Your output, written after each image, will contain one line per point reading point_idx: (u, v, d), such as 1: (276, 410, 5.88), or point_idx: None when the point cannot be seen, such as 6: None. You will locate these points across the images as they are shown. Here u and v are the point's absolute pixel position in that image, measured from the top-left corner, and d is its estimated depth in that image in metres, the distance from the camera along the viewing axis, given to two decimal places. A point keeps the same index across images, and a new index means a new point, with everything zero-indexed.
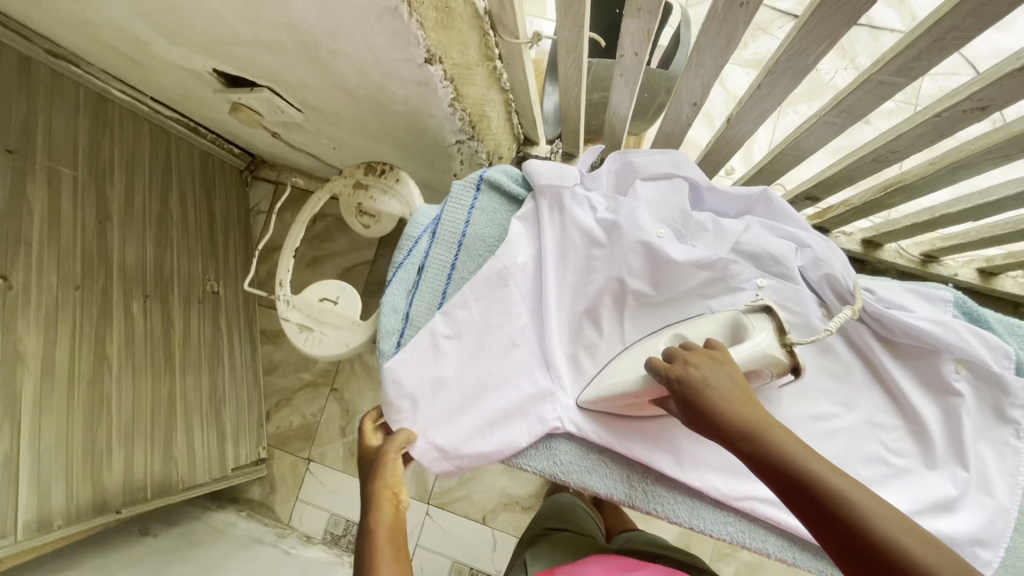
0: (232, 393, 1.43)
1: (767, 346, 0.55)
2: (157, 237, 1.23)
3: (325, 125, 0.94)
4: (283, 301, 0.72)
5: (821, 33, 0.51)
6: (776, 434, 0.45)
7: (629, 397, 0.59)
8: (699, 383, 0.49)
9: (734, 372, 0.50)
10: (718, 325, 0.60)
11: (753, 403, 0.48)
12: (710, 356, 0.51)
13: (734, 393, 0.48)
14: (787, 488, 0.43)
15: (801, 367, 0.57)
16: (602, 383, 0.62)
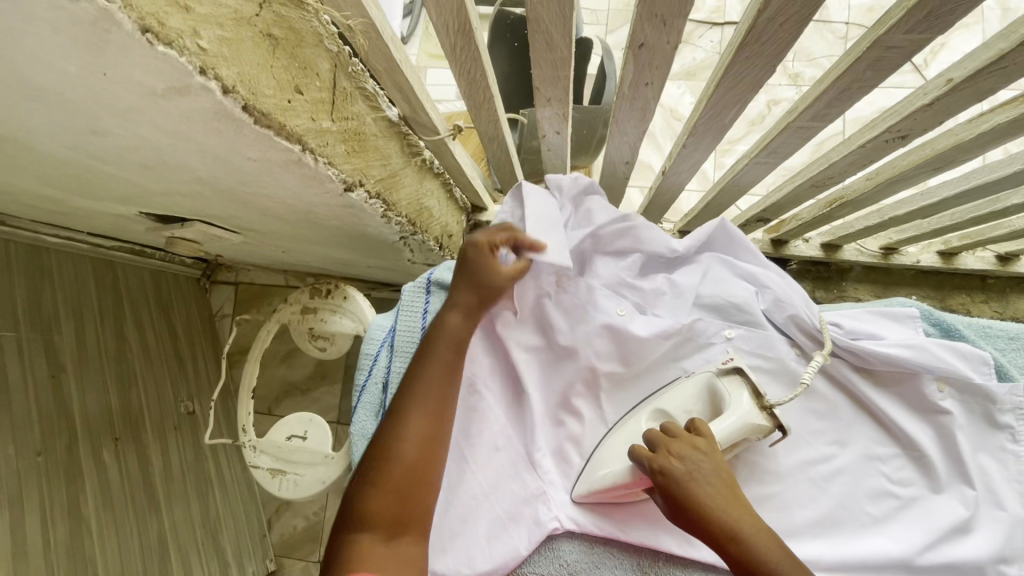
0: (227, 514, 1.36)
1: (749, 414, 0.55)
2: (117, 374, 1.19)
3: (267, 240, 0.92)
4: (249, 448, 0.69)
5: (730, 99, 0.51)
6: (760, 538, 0.45)
7: (620, 488, 0.57)
8: (684, 479, 0.48)
9: (718, 462, 0.49)
10: (696, 393, 0.59)
11: (737, 499, 0.47)
12: (693, 444, 0.50)
13: (719, 490, 0.47)
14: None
15: (785, 426, 0.56)
16: (592, 476, 0.59)
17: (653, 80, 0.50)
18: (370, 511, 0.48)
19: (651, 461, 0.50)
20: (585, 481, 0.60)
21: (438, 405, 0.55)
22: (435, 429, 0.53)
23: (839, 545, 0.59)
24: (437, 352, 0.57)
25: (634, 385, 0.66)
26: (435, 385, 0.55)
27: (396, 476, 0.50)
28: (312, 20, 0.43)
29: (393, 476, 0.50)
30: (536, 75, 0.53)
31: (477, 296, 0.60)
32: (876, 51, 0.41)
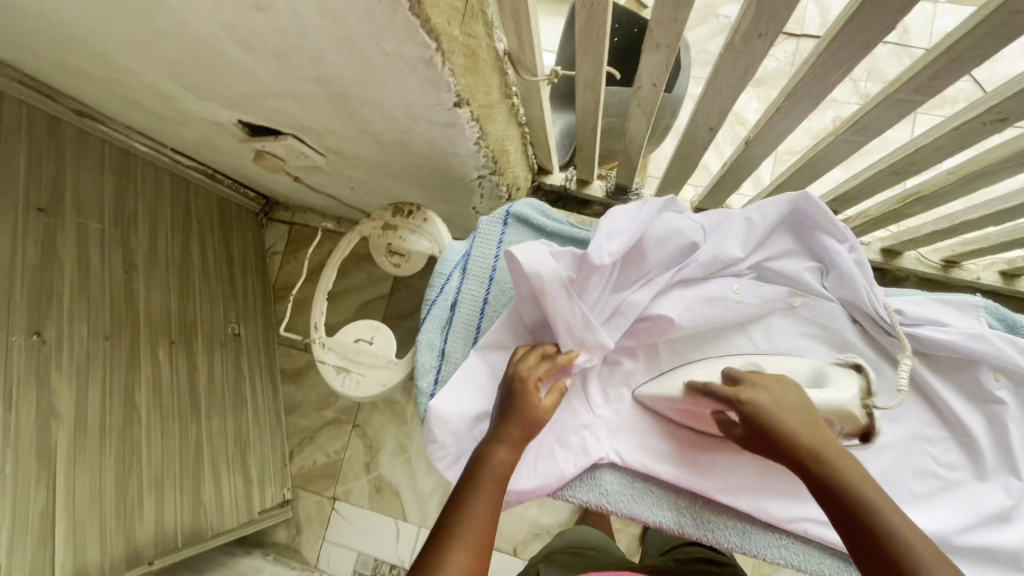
0: (256, 436, 1.42)
1: (848, 401, 0.54)
2: (179, 284, 1.25)
3: (347, 168, 0.96)
4: (318, 344, 0.73)
5: (839, 58, 0.53)
6: (847, 468, 0.47)
7: (684, 405, 0.60)
8: (771, 409, 0.51)
9: (804, 398, 0.52)
10: (802, 371, 0.59)
11: (828, 437, 0.49)
12: (774, 381, 0.54)
13: (805, 420, 0.50)
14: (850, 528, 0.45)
15: (873, 434, 0.56)
16: (661, 387, 0.62)
17: (767, 32, 0.53)
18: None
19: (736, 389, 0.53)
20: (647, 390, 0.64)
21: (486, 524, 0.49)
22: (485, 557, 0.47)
23: None
24: (484, 487, 0.51)
25: (687, 343, 0.66)
26: (482, 521, 0.49)
27: None
28: None
29: None
30: (654, 17, 0.55)
31: (522, 428, 0.55)
32: (1001, 14, 0.43)
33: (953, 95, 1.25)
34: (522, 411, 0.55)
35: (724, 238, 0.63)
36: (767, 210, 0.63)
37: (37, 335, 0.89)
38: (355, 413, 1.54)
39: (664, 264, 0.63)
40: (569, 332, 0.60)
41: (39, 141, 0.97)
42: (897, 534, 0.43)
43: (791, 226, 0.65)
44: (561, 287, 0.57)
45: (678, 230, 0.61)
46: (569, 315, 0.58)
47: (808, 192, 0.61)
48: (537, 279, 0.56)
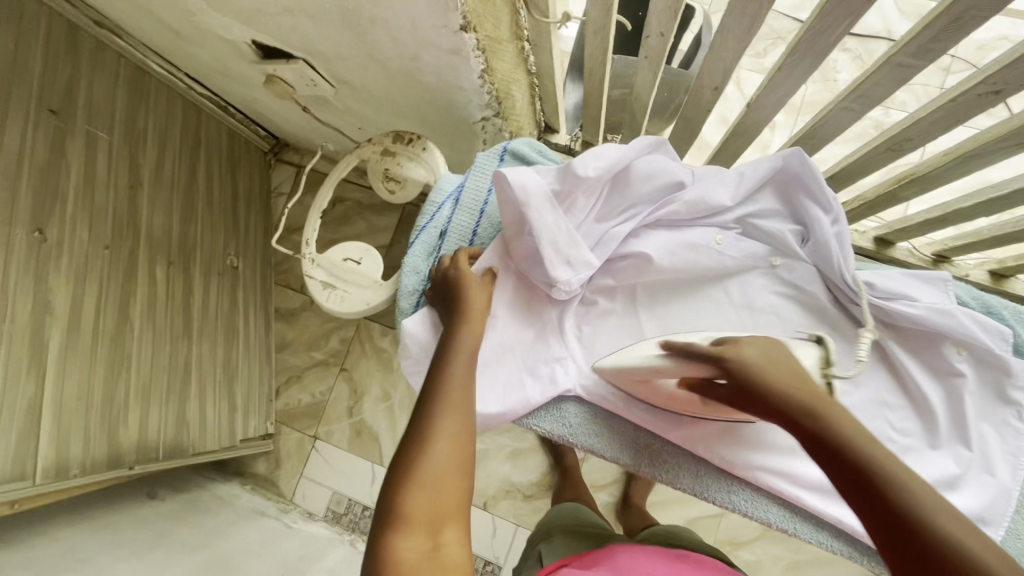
0: (244, 368, 1.45)
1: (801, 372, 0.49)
2: (182, 208, 1.27)
3: (355, 102, 0.97)
4: (308, 259, 0.74)
5: (841, 12, 0.53)
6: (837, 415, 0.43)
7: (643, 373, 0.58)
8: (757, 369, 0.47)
9: (790, 356, 0.49)
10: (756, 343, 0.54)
11: (816, 391, 0.45)
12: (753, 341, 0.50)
13: (793, 375, 0.46)
14: (851, 486, 0.40)
15: None
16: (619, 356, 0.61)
17: None
18: (408, 510, 0.44)
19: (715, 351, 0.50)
20: (613, 362, 0.61)
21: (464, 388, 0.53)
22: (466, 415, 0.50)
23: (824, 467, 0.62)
24: (455, 361, 0.55)
25: (667, 287, 0.68)
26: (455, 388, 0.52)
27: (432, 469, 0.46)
28: None
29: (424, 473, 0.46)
30: None
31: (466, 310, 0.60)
32: None
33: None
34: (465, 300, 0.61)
35: (712, 186, 0.65)
36: (759, 166, 0.64)
37: (39, 232, 0.91)
38: (343, 358, 1.57)
39: (651, 198, 0.65)
40: (556, 251, 0.62)
41: (55, 44, 0.98)
42: (903, 489, 0.38)
43: (779, 187, 0.67)
44: (547, 202, 0.60)
45: (667, 166, 0.63)
46: (554, 231, 0.61)
47: (800, 149, 0.62)
48: (524, 194, 0.59)
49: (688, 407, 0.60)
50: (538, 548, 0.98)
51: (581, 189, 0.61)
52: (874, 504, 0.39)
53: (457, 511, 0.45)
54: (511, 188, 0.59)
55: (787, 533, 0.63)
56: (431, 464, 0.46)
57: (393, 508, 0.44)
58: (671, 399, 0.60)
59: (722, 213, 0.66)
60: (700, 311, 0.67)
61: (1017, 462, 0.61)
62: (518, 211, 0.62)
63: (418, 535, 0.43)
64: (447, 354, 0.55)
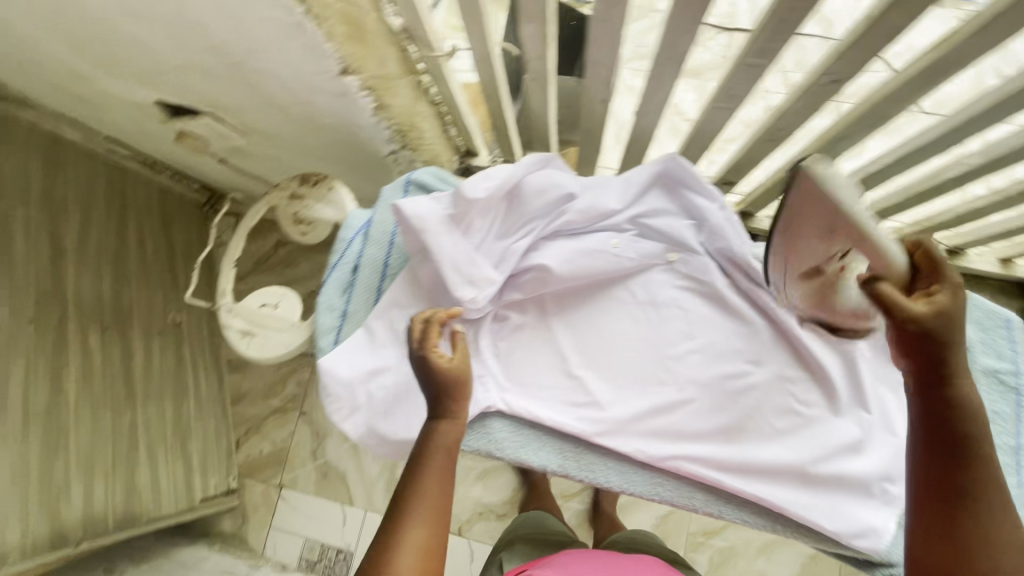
0: (198, 425, 1.42)
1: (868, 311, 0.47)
2: (114, 271, 1.25)
3: (269, 148, 0.98)
4: (224, 309, 0.75)
5: (683, 23, 0.57)
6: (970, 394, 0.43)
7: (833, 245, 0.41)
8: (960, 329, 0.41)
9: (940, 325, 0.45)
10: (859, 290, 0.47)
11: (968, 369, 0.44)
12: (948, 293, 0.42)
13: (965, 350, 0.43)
14: (946, 445, 0.44)
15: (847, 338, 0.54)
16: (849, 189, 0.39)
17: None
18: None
19: (929, 277, 0.41)
20: (810, 198, 0.40)
21: (439, 498, 0.52)
22: (440, 528, 0.51)
23: (739, 448, 0.65)
24: (433, 464, 0.53)
25: (573, 294, 0.71)
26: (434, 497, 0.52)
27: None
28: None
29: None
30: None
31: (451, 400, 0.55)
32: None
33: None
34: (450, 388, 0.55)
35: (602, 193, 0.69)
36: (640, 171, 0.69)
37: None
38: (301, 401, 1.55)
39: (545, 212, 0.68)
40: (457, 272, 0.64)
41: None
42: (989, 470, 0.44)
43: (665, 188, 0.71)
44: (443, 225, 0.63)
45: (557, 180, 0.67)
46: (453, 253, 0.63)
47: (674, 152, 0.66)
48: (421, 221, 0.62)
49: (796, 257, 0.47)
50: (501, 554, 0.98)
51: (476, 211, 0.64)
52: (952, 471, 0.44)
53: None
54: (412, 217, 0.62)
55: (713, 517, 0.65)
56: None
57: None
58: (795, 241, 0.45)
59: (614, 218, 0.70)
60: (604, 312, 0.70)
61: None
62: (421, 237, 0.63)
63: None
64: (426, 453, 0.54)
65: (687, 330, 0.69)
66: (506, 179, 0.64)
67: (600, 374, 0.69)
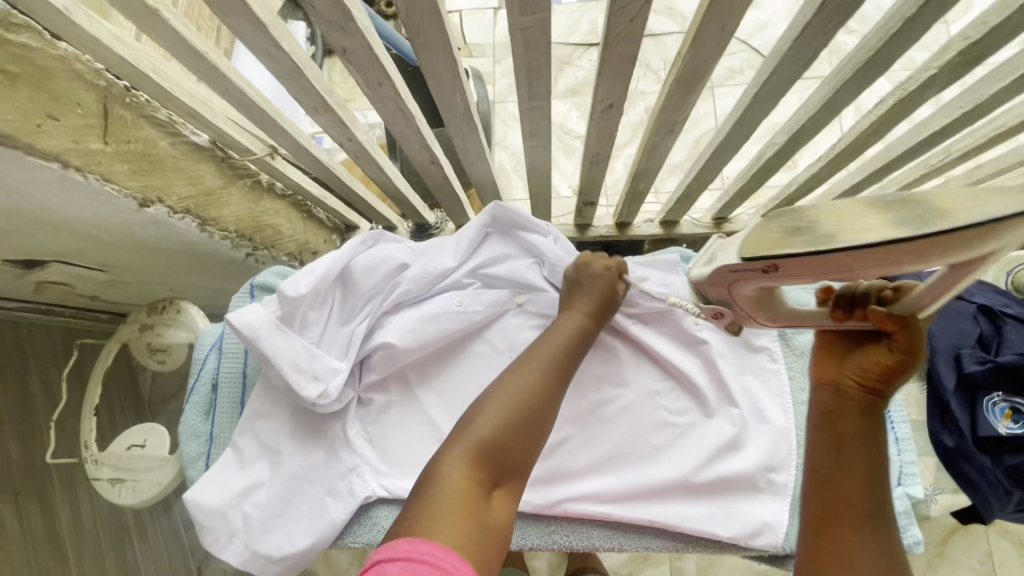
0: (149, 563, 1.35)
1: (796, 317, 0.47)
2: (21, 431, 1.20)
3: (134, 276, 0.96)
4: (90, 461, 0.72)
5: (448, 88, 0.59)
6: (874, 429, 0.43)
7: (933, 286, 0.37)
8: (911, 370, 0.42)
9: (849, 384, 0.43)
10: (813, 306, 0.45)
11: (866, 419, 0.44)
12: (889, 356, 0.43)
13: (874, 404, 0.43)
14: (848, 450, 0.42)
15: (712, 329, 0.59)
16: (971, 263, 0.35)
17: (382, 80, 0.59)
18: (483, 435, 0.44)
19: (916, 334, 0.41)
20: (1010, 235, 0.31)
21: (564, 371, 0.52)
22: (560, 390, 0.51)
23: (623, 475, 0.64)
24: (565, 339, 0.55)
25: (431, 361, 0.71)
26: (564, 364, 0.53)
27: (525, 416, 0.47)
28: (69, 62, 0.51)
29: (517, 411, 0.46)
30: (290, 88, 0.61)
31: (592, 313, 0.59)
32: (518, 32, 0.50)
33: (736, 67, 1.33)
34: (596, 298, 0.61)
35: (437, 255, 0.70)
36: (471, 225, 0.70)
37: None
38: None
39: (381, 288, 0.68)
40: (301, 371, 0.62)
41: None
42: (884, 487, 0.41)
43: (500, 234, 0.74)
44: (276, 328, 0.61)
45: (387, 254, 0.68)
46: (292, 353, 0.61)
47: (498, 200, 0.69)
48: (251, 330, 0.60)
49: (880, 267, 0.35)
50: None
51: (310, 303, 0.64)
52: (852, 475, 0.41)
53: (524, 467, 0.45)
54: (245, 327, 0.59)
55: (617, 551, 0.63)
56: (514, 402, 0.47)
57: (467, 425, 0.45)
58: (911, 256, 0.33)
59: (454, 275, 0.71)
60: (467, 369, 0.70)
61: (784, 401, 0.66)
62: (264, 346, 0.60)
63: (477, 461, 0.43)
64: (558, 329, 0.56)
65: None
66: (334, 265, 0.64)
67: None
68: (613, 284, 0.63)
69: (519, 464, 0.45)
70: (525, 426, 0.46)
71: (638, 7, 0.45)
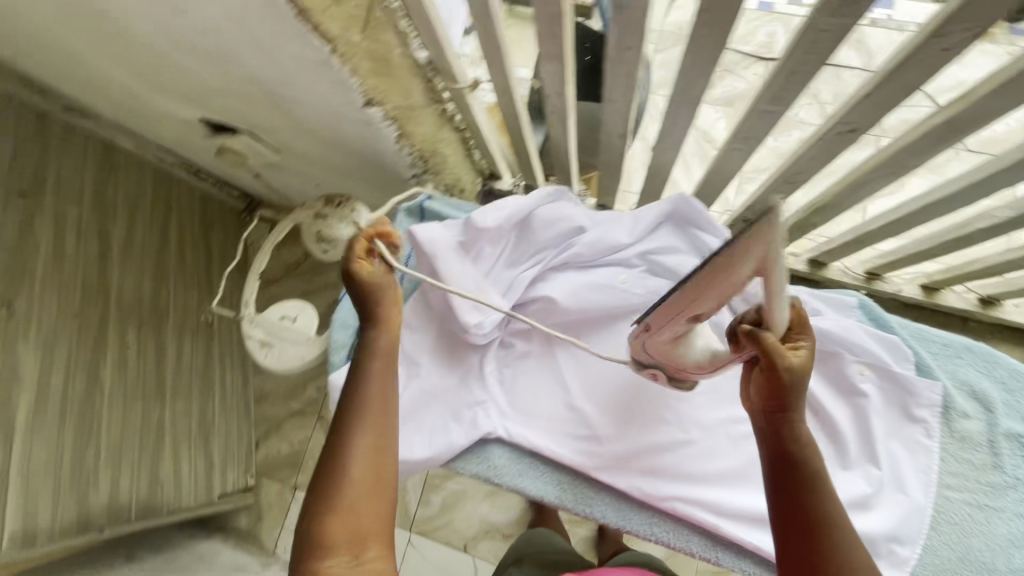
0: (222, 419, 1.48)
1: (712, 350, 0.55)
2: (153, 271, 1.31)
3: (301, 166, 1.02)
4: (246, 320, 0.78)
5: (696, 69, 0.58)
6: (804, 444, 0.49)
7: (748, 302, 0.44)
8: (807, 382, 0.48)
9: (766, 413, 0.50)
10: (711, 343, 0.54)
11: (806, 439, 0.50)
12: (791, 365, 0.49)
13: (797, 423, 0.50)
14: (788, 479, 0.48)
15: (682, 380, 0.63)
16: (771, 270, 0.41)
17: (633, 44, 0.58)
18: (327, 537, 0.50)
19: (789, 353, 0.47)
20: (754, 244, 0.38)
21: (380, 413, 0.55)
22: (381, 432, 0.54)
23: (740, 495, 0.65)
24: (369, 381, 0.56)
25: (577, 327, 0.70)
26: (375, 409, 0.55)
27: (357, 485, 0.52)
28: None
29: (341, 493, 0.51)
30: (538, 28, 0.61)
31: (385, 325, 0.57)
32: (812, 32, 0.48)
33: None
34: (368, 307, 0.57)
35: (612, 227, 0.70)
36: (651, 210, 0.71)
37: (7, 307, 0.97)
38: (319, 405, 1.59)
39: (554, 242, 0.69)
40: (467, 298, 0.65)
41: (23, 134, 1.06)
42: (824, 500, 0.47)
43: (673, 226, 0.73)
44: (455, 252, 0.65)
45: (567, 212, 0.69)
46: (463, 279, 0.64)
47: (686, 193, 0.69)
48: (433, 245, 0.63)
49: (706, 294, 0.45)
50: (508, 571, 0.96)
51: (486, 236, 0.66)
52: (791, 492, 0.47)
53: (378, 523, 0.52)
54: (426, 243, 0.63)
55: (710, 562, 0.64)
56: (354, 487, 0.51)
57: (316, 538, 0.50)
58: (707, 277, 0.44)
59: (624, 251, 0.71)
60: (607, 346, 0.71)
61: (927, 478, 0.63)
62: (441, 264, 0.63)
63: (338, 555, 0.50)
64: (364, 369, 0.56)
65: None
66: (520, 209, 0.66)
67: (603, 407, 0.68)
68: (386, 276, 0.57)
69: (373, 527, 0.51)
70: (363, 484, 0.52)
71: (962, 38, 0.43)
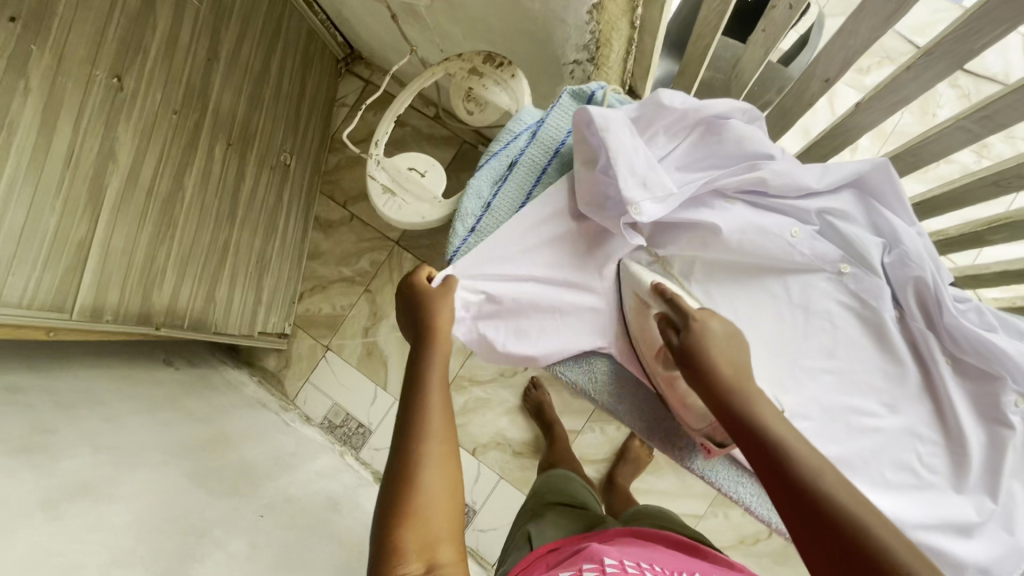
0: (276, 262, 1.47)
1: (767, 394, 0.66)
2: (251, 92, 1.24)
3: (445, 21, 0.94)
4: (373, 160, 0.75)
5: (999, 17, 0.50)
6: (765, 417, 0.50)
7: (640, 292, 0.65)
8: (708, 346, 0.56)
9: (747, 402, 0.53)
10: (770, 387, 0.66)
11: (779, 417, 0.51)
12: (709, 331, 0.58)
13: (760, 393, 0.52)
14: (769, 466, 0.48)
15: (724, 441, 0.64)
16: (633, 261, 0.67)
17: None
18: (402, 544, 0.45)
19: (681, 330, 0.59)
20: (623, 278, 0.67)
21: (440, 414, 0.53)
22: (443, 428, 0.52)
23: None
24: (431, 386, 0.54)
25: (725, 265, 0.70)
26: (437, 411, 0.53)
27: (428, 489, 0.48)
28: None
29: (413, 498, 0.47)
30: None
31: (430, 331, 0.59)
32: None
33: None
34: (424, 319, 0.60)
35: (798, 167, 0.63)
36: (841, 169, 0.62)
37: (117, 78, 0.90)
38: (370, 278, 1.58)
39: (731, 163, 0.64)
40: (632, 175, 0.59)
41: None
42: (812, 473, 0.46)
43: (862, 189, 0.64)
44: (625, 127, 0.59)
45: (756, 132, 0.62)
46: (631, 155, 0.58)
47: (888, 162, 0.60)
48: (606, 117, 0.58)
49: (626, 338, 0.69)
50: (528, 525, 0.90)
51: (660, 121, 0.61)
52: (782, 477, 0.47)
53: (447, 524, 0.47)
54: (598, 116, 0.58)
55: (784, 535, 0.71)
56: (424, 492, 0.48)
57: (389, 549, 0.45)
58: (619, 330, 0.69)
59: (803, 202, 0.65)
60: (752, 302, 0.70)
61: None
62: (609, 133, 0.58)
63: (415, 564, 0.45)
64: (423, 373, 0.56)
65: (831, 348, 0.68)
66: (710, 103, 0.60)
67: None
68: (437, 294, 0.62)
69: (445, 526, 0.47)
70: (436, 484, 0.48)
71: None
